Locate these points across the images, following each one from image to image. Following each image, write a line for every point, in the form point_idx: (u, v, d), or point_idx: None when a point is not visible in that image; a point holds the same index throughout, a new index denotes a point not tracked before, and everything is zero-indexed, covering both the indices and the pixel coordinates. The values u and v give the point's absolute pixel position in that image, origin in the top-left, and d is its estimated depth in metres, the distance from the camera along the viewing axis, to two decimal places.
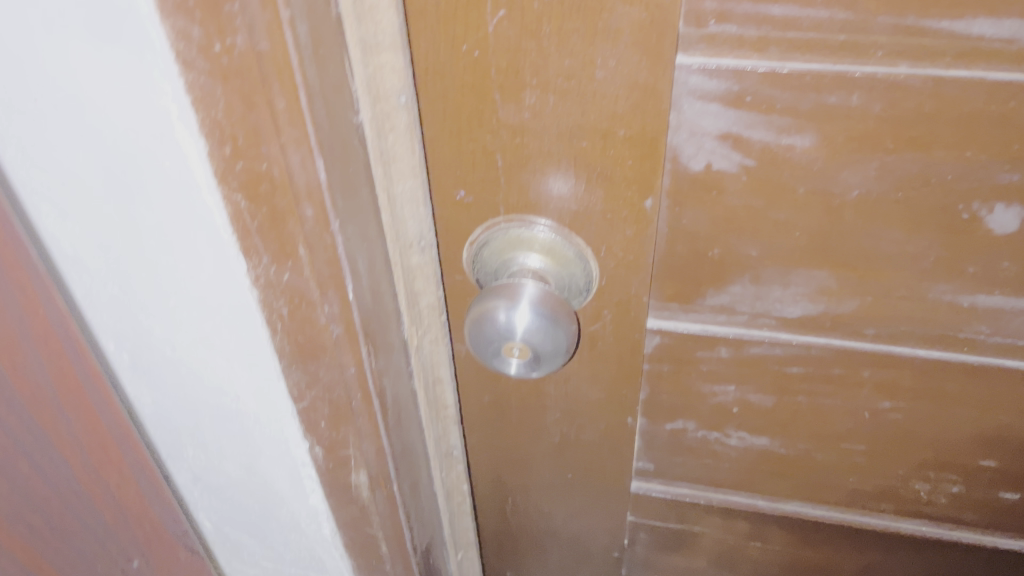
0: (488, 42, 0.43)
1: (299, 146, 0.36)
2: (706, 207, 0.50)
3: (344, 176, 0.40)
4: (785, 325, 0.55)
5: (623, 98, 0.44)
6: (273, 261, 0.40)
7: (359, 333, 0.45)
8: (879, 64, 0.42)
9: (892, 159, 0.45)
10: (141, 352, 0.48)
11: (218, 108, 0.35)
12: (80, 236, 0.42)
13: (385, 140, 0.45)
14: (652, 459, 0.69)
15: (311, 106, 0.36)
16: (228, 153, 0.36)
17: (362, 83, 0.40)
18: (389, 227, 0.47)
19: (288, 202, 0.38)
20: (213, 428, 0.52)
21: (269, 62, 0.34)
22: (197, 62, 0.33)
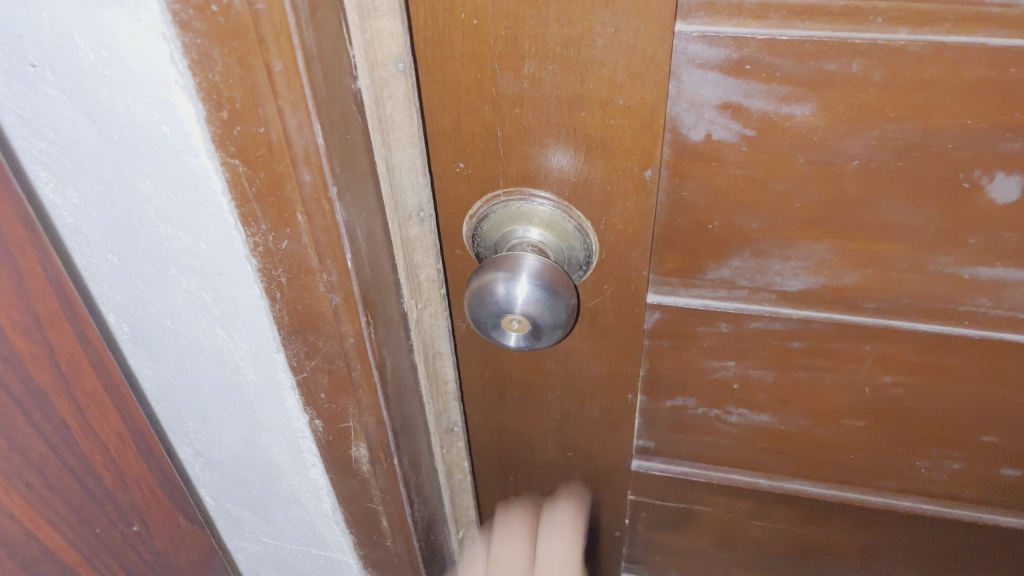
0: (486, 9, 0.44)
1: (296, 110, 0.37)
2: (706, 179, 0.50)
3: (342, 143, 0.40)
4: (785, 299, 0.55)
5: (622, 67, 0.44)
6: (272, 228, 0.40)
7: (358, 302, 0.45)
8: (878, 30, 0.41)
9: (892, 128, 0.45)
10: (141, 323, 0.48)
11: (215, 71, 0.35)
12: (80, 204, 0.42)
13: (382, 107, 0.43)
14: (652, 437, 0.69)
15: (309, 70, 0.36)
16: (226, 117, 0.36)
17: (361, 49, 0.40)
18: (387, 197, 0.46)
19: (286, 166, 0.38)
20: (213, 402, 0.52)
21: (266, 23, 0.34)
22: (194, 23, 0.33)
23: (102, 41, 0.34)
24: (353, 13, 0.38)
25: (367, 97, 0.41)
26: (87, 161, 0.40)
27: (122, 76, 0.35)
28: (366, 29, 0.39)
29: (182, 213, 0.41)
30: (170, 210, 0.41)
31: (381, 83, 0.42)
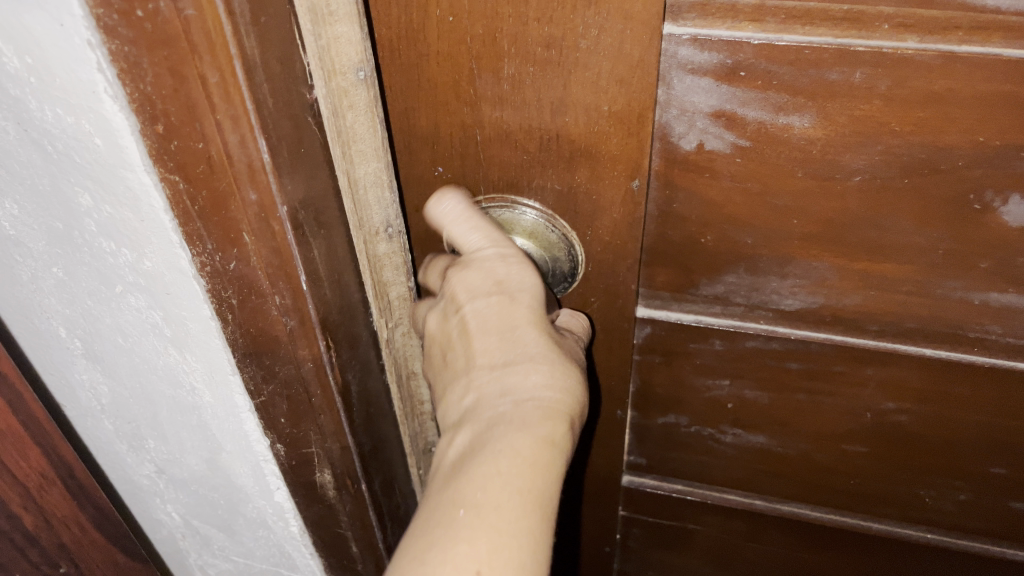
0: (463, 6, 0.41)
1: (236, 125, 0.34)
2: (699, 191, 0.47)
3: (294, 157, 0.37)
4: (782, 317, 0.52)
5: (608, 71, 0.41)
6: (218, 248, 0.38)
7: (316, 327, 0.42)
8: (885, 38, 0.38)
9: (899, 142, 0.42)
10: (93, 339, 0.45)
11: (146, 82, 0.32)
12: (20, 215, 0.39)
13: (340, 118, 0.39)
14: (644, 453, 0.66)
15: (250, 83, 0.33)
16: (161, 130, 0.33)
17: (315, 57, 0.37)
18: (350, 212, 0.43)
19: (229, 184, 0.36)
20: (172, 421, 0.49)
21: (199, 27, 0.31)
22: (121, 30, 0.30)
23: (26, 46, 0.31)
24: (304, 17, 0.35)
25: (324, 107, 0.39)
26: (23, 171, 0.37)
27: (48, 83, 0.32)
28: (321, 34, 0.36)
29: (125, 229, 0.38)
30: (112, 226, 0.38)
31: (337, 94, 0.38)
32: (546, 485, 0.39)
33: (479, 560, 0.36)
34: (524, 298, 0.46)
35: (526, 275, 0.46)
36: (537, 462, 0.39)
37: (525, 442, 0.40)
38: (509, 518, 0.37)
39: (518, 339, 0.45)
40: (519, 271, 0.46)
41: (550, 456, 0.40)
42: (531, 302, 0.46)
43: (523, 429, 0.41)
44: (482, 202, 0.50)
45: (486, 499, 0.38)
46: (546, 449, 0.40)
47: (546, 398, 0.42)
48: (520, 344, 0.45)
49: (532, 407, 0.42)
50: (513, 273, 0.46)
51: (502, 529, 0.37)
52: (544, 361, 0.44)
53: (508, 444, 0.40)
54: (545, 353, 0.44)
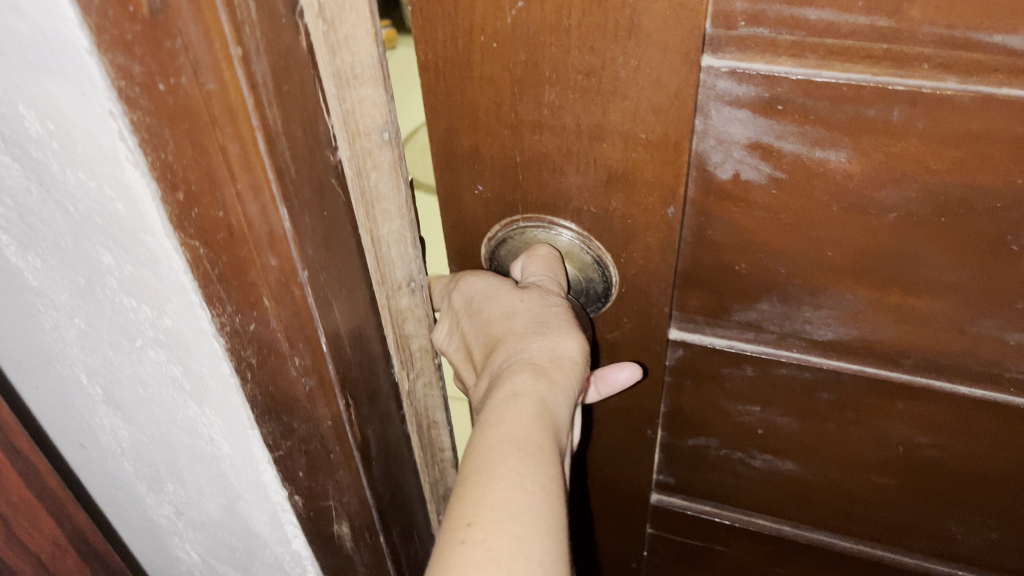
0: (507, 34, 0.42)
1: (257, 194, 0.35)
2: (733, 219, 0.47)
3: (316, 221, 0.39)
4: (815, 347, 0.52)
5: (646, 100, 0.42)
6: (238, 310, 0.40)
7: (333, 385, 0.44)
8: (924, 77, 0.38)
9: (935, 180, 0.41)
10: (113, 387, 0.48)
11: (167, 150, 0.33)
12: (42, 268, 0.42)
13: (365, 178, 0.43)
14: (672, 473, 0.66)
15: (273, 152, 0.34)
16: (181, 198, 0.35)
17: (341, 120, 0.40)
18: (374, 268, 0.47)
19: (250, 252, 0.37)
20: (190, 468, 0.53)
21: (220, 101, 0.32)
22: (143, 101, 0.31)
23: (51, 115, 0.33)
24: (331, 82, 0.38)
25: (349, 169, 0.41)
26: (45, 228, 0.39)
27: (73, 149, 0.34)
28: (345, 98, 0.39)
29: (144, 288, 0.40)
30: (132, 284, 0.40)
31: (364, 153, 0.42)
32: (518, 433, 0.42)
33: (472, 514, 0.39)
34: (485, 293, 0.50)
35: (477, 280, 0.51)
36: (510, 416, 0.43)
37: (498, 409, 0.44)
38: (487, 471, 0.40)
39: (491, 332, 0.49)
40: (473, 279, 0.51)
41: (519, 409, 0.43)
42: (487, 296, 0.50)
43: (495, 400, 0.44)
44: (519, 221, 0.51)
45: (473, 468, 0.41)
46: (517, 405, 0.43)
47: (513, 365, 0.46)
48: (495, 333, 0.49)
49: (503, 377, 0.46)
50: (469, 283, 0.51)
51: (483, 481, 0.40)
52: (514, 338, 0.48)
53: (486, 416, 0.44)
54: (510, 331, 0.48)
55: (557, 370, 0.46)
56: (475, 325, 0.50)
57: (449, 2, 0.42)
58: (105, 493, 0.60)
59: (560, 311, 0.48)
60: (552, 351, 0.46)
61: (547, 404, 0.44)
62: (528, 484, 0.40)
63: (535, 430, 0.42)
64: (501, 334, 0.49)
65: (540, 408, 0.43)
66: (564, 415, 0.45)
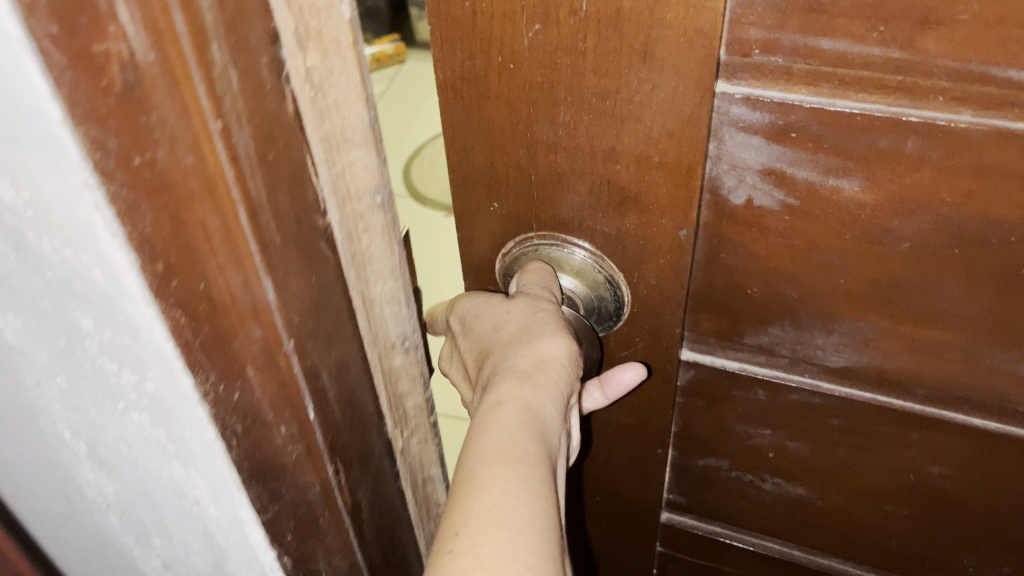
0: (523, 55, 0.43)
1: (240, 267, 0.34)
2: (746, 244, 0.47)
3: (304, 288, 0.38)
4: (828, 373, 0.52)
5: (659, 124, 0.43)
6: (223, 378, 0.37)
7: (323, 455, 0.43)
8: (939, 109, 0.38)
9: (949, 212, 0.41)
10: (98, 444, 0.45)
11: (144, 223, 0.30)
12: (20, 328, 0.39)
13: (356, 241, 0.42)
14: (683, 492, 0.66)
15: (253, 222, 0.33)
16: (162, 269, 0.32)
17: (331, 186, 0.39)
18: (366, 330, 0.46)
19: (233, 324, 0.36)
20: (178, 525, 0.50)
21: (198, 175, 0.30)
22: (117, 173, 0.29)
23: (24, 182, 0.30)
24: (320, 146, 0.37)
25: (339, 233, 0.41)
26: (22, 291, 0.36)
27: (45, 215, 0.31)
28: (334, 162, 0.39)
29: (127, 353, 0.37)
30: (113, 348, 0.37)
31: (355, 217, 0.42)
32: (502, 438, 0.44)
33: (459, 523, 0.40)
34: (479, 308, 0.53)
35: (472, 298, 0.53)
36: (495, 424, 0.45)
37: (485, 417, 0.46)
38: (472, 479, 0.42)
39: (484, 344, 0.52)
40: (469, 299, 0.54)
41: (505, 417, 0.45)
42: (480, 311, 0.52)
43: (482, 408, 0.47)
44: (533, 238, 0.51)
45: (460, 477, 0.43)
46: (502, 413, 0.45)
47: (501, 373, 0.49)
48: (488, 346, 0.51)
49: (492, 385, 0.48)
50: (466, 302, 0.54)
51: (469, 488, 0.42)
52: (504, 349, 0.50)
53: (474, 424, 0.46)
54: (500, 340, 0.50)
55: (540, 374, 0.48)
56: (472, 339, 0.53)
57: (467, 24, 0.43)
58: (80, 553, 0.57)
59: (547, 315, 0.49)
60: (540, 361, 0.48)
61: (531, 409, 0.46)
62: (512, 486, 0.41)
63: (518, 434, 0.44)
64: (493, 346, 0.51)
65: (523, 413, 0.45)
66: (550, 419, 0.47)
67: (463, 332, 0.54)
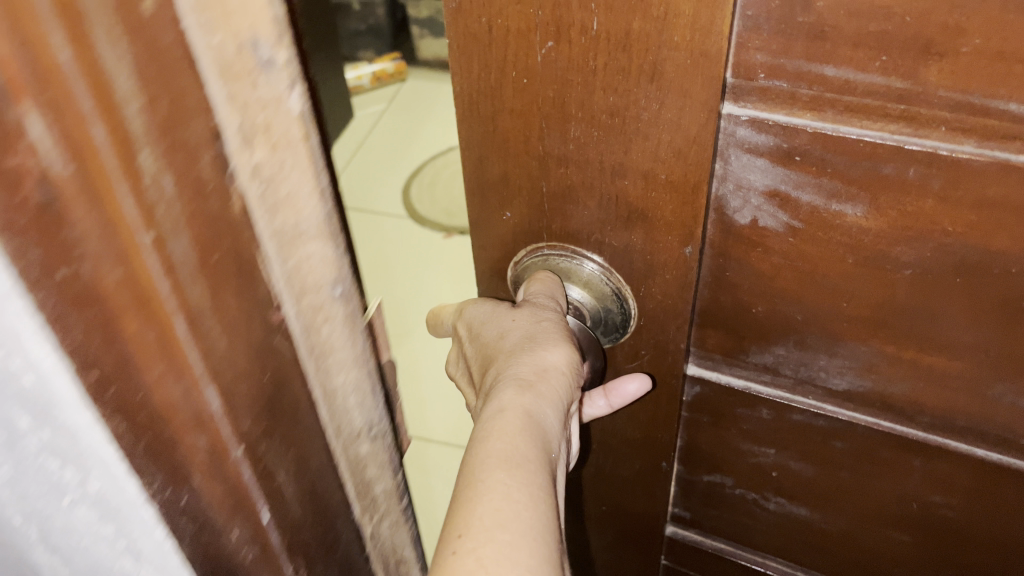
0: (536, 71, 0.44)
1: (179, 377, 0.30)
2: (751, 263, 0.48)
3: (254, 393, 0.34)
4: (832, 395, 0.52)
5: (666, 143, 0.43)
6: (166, 481, 0.32)
7: (278, 555, 0.40)
8: (941, 139, 0.38)
9: (950, 241, 0.41)
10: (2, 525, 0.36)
11: (73, 334, 0.26)
12: None
13: (312, 336, 0.37)
14: (688, 506, 0.67)
15: (196, 333, 0.30)
16: (96, 380, 0.27)
17: (285, 281, 0.35)
18: (328, 423, 0.41)
19: (172, 431, 0.31)
20: None
21: (132, 285, 0.27)
22: (34, 279, 0.24)
23: None
24: (270, 242, 0.33)
25: (294, 329, 0.36)
26: None
27: None
28: (289, 257, 0.34)
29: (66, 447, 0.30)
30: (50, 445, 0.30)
31: (312, 308, 0.37)
32: (503, 444, 0.45)
33: (461, 526, 0.41)
34: (485, 314, 0.55)
35: (479, 304, 0.55)
36: (498, 431, 0.46)
37: (488, 424, 0.47)
38: (473, 483, 0.43)
39: (489, 350, 0.54)
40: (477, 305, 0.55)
41: (507, 424, 0.47)
42: (486, 319, 0.54)
43: (485, 414, 0.48)
44: (544, 248, 0.53)
45: (462, 483, 0.44)
46: (505, 419, 0.47)
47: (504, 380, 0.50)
48: (493, 353, 0.53)
49: (495, 391, 0.50)
50: (473, 308, 0.56)
51: (470, 492, 0.43)
52: (507, 357, 0.52)
53: (476, 429, 0.47)
54: (504, 348, 0.52)
55: (542, 382, 0.49)
56: (477, 344, 0.55)
57: (483, 39, 0.44)
58: None
59: (551, 325, 0.51)
60: (541, 368, 0.50)
61: (532, 415, 0.48)
62: (512, 491, 0.42)
63: (519, 440, 0.46)
64: (498, 352, 0.53)
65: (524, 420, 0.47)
66: (550, 425, 0.48)
67: (469, 337, 0.56)
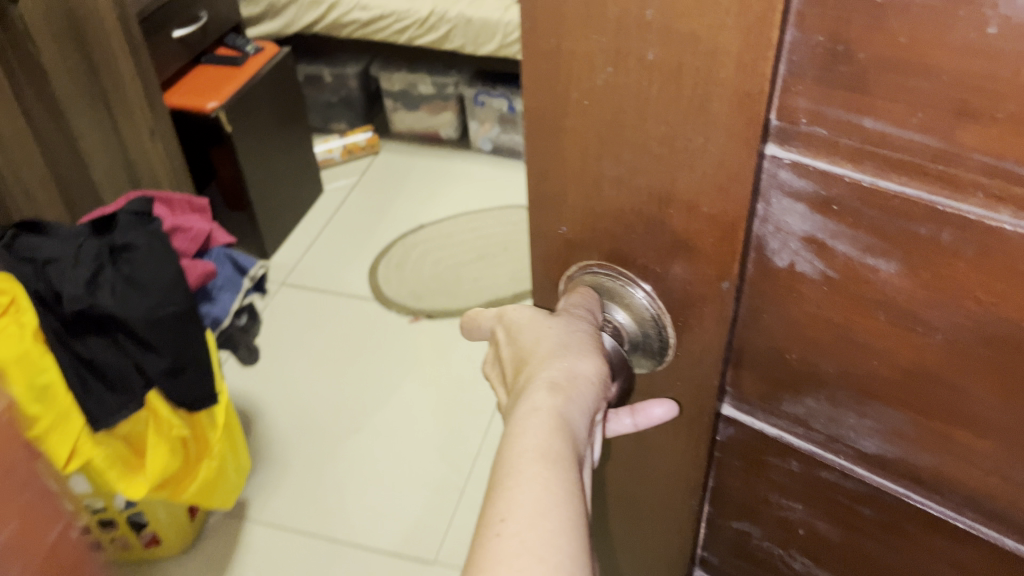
0: (596, 94, 0.47)
1: None
2: (787, 309, 0.48)
3: None
4: (862, 459, 0.51)
5: (709, 176, 0.45)
6: None
7: None
8: (978, 205, 0.38)
9: (981, 312, 0.40)
10: None
11: None
12: None
13: None
14: (716, 553, 0.68)
15: None
16: None
17: None
18: None
19: None
20: None
21: None
22: None
23: None
24: None
25: None
26: None
27: None
28: None
29: None
30: None
31: None
32: (537, 439, 0.47)
33: (506, 511, 0.45)
34: (524, 318, 0.57)
35: (519, 308, 0.57)
36: (531, 428, 0.48)
37: (522, 419, 0.49)
38: (514, 475, 0.46)
39: (522, 351, 0.55)
40: (516, 309, 0.58)
41: (539, 421, 0.48)
42: (525, 322, 0.56)
43: (519, 412, 0.50)
44: (594, 266, 0.55)
45: (501, 474, 0.47)
46: (537, 417, 0.49)
47: (534, 380, 0.51)
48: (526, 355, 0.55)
49: (528, 390, 0.51)
50: (514, 312, 0.58)
51: (512, 482, 0.46)
52: (540, 359, 0.53)
53: (512, 426, 0.49)
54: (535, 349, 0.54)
55: (572, 386, 0.51)
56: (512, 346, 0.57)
57: (552, 59, 0.47)
58: None
59: (585, 337, 0.53)
60: (573, 366, 0.51)
61: (563, 417, 0.49)
62: (548, 481, 0.45)
63: (551, 435, 0.47)
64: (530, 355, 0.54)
65: (555, 419, 0.48)
66: (579, 427, 0.50)
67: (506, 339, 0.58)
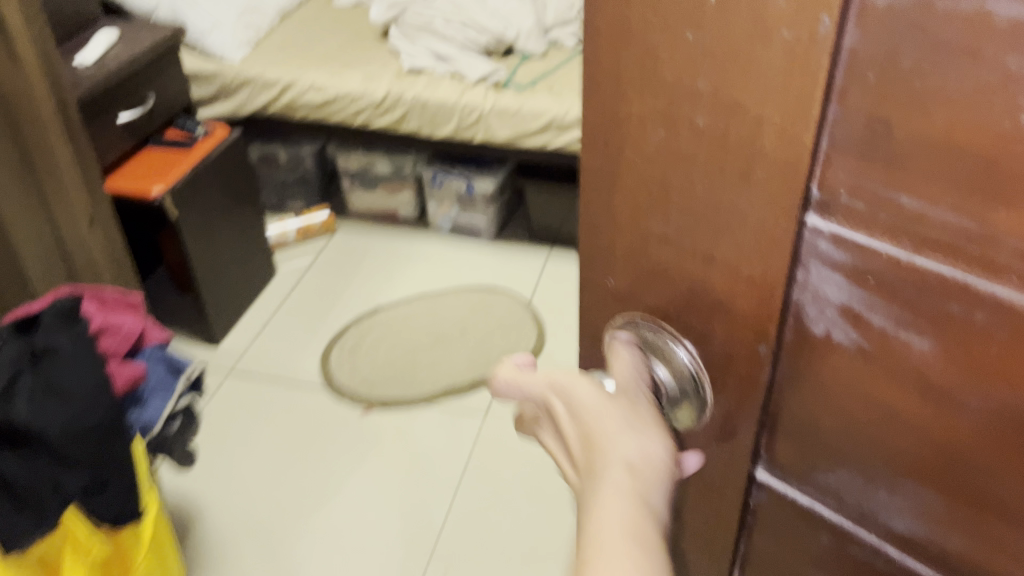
0: (648, 154, 0.49)
1: None
2: (823, 377, 0.49)
3: None
4: (895, 538, 0.50)
5: (751, 240, 0.46)
6: None
7: None
8: (1012, 289, 0.38)
9: (1013, 397, 0.40)
10: None
11: None
12: None
13: None
14: None
15: None
16: None
17: None
18: None
19: None
20: None
21: None
22: None
23: None
24: None
25: None
26: None
27: None
28: None
29: None
30: None
31: None
32: (613, 495, 0.48)
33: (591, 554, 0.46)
34: (570, 388, 0.54)
35: (565, 376, 0.54)
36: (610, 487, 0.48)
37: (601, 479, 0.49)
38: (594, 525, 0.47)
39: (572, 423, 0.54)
40: (560, 376, 0.55)
41: (617, 479, 0.48)
42: (570, 394, 0.54)
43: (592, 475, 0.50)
44: (636, 318, 0.57)
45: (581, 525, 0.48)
46: (613, 474, 0.49)
47: (597, 455, 0.50)
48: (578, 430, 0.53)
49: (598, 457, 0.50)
50: (558, 378, 0.55)
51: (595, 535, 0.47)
52: (598, 431, 0.51)
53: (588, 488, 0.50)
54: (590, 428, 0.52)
55: (641, 462, 0.50)
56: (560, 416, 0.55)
57: (610, 118, 0.50)
58: None
59: (647, 414, 0.54)
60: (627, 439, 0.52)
61: (639, 481, 0.49)
62: (632, 527, 0.46)
63: (625, 497, 0.47)
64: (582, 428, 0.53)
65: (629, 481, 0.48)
66: (655, 492, 0.49)
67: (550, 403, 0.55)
